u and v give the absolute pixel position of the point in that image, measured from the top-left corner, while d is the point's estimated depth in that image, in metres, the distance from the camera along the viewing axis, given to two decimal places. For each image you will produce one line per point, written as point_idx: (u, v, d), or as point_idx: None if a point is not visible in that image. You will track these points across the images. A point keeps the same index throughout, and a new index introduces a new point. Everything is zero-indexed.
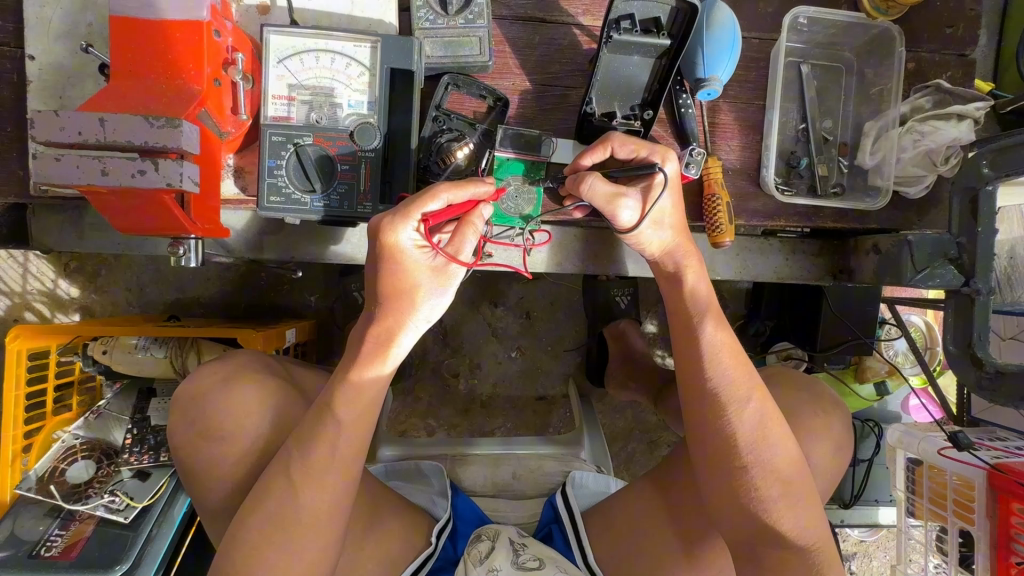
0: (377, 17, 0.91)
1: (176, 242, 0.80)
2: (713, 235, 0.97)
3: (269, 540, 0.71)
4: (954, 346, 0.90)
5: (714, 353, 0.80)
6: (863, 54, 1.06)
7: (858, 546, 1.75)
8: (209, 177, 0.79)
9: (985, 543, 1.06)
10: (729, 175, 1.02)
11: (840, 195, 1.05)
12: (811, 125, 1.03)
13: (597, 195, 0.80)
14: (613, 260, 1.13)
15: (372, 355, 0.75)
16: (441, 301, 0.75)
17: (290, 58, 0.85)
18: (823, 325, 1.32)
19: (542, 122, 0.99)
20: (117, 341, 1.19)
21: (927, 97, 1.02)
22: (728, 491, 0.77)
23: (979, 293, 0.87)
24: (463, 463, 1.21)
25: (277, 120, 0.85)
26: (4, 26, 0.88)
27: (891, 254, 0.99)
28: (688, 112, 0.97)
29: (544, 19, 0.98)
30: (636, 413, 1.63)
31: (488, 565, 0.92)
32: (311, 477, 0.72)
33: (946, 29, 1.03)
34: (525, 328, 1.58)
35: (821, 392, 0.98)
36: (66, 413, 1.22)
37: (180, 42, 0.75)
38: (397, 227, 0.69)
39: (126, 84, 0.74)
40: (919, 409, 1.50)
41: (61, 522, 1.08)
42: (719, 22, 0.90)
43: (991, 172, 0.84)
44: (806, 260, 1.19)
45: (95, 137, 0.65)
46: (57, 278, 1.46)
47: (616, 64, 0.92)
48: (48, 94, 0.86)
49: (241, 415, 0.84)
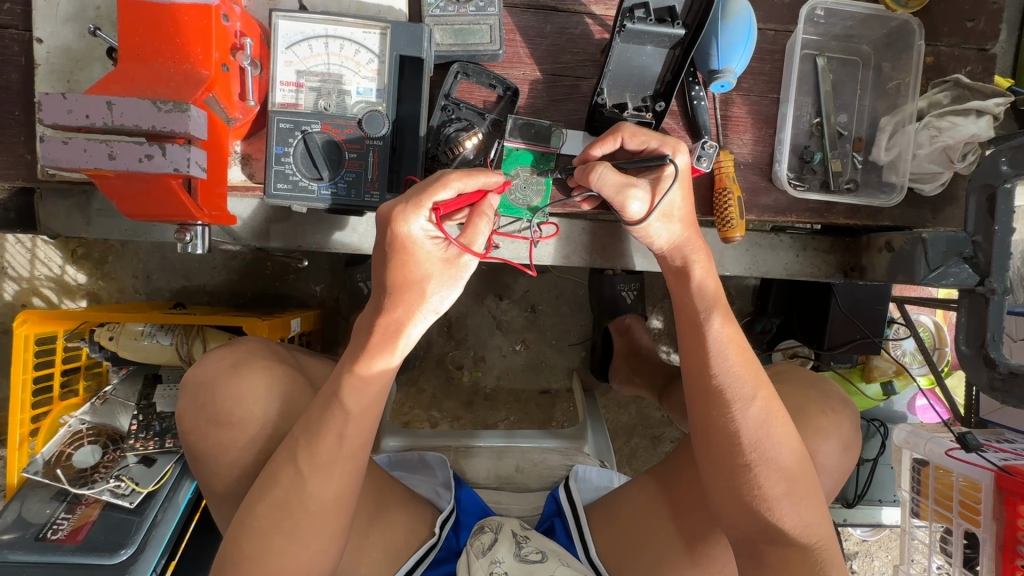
0: (387, 4, 0.89)
1: (182, 228, 0.79)
2: (724, 230, 0.96)
3: (277, 529, 0.72)
4: (966, 347, 0.87)
5: (720, 347, 0.79)
6: (881, 48, 1.04)
7: (860, 546, 1.74)
8: (216, 163, 0.79)
9: (989, 545, 1.06)
10: (741, 169, 1.01)
11: (853, 191, 1.03)
12: (825, 119, 1.02)
13: (605, 184, 0.80)
14: (621, 254, 1.12)
15: (380, 346, 0.73)
16: (451, 293, 0.73)
17: (299, 43, 0.84)
18: (831, 323, 1.31)
19: (552, 112, 0.98)
20: (123, 328, 1.19)
21: (945, 93, 1.00)
22: (734, 487, 0.77)
23: (994, 293, 0.85)
24: (467, 454, 1.21)
25: (285, 107, 0.85)
26: (12, 8, 0.87)
27: (903, 253, 0.98)
28: (700, 103, 0.96)
29: (556, 8, 0.97)
30: (641, 408, 1.62)
31: (491, 557, 0.91)
32: (317, 466, 0.72)
33: (967, 22, 1.01)
34: (530, 322, 1.57)
35: (831, 392, 0.97)
36: (72, 399, 1.24)
37: (188, 25, 0.74)
38: (408, 217, 0.68)
39: (133, 67, 0.73)
40: (926, 410, 1.50)
41: (67, 506, 1.09)
42: (734, 12, 0.88)
43: (1008, 169, 0.81)
44: (818, 257, 1.17)
45: (103, 120, 0.64)
46: (65, 264, 1.46)
47: (629, 54, 0.91)
48: (56, 77, 0.86)
49: (249, 403, 0.84)
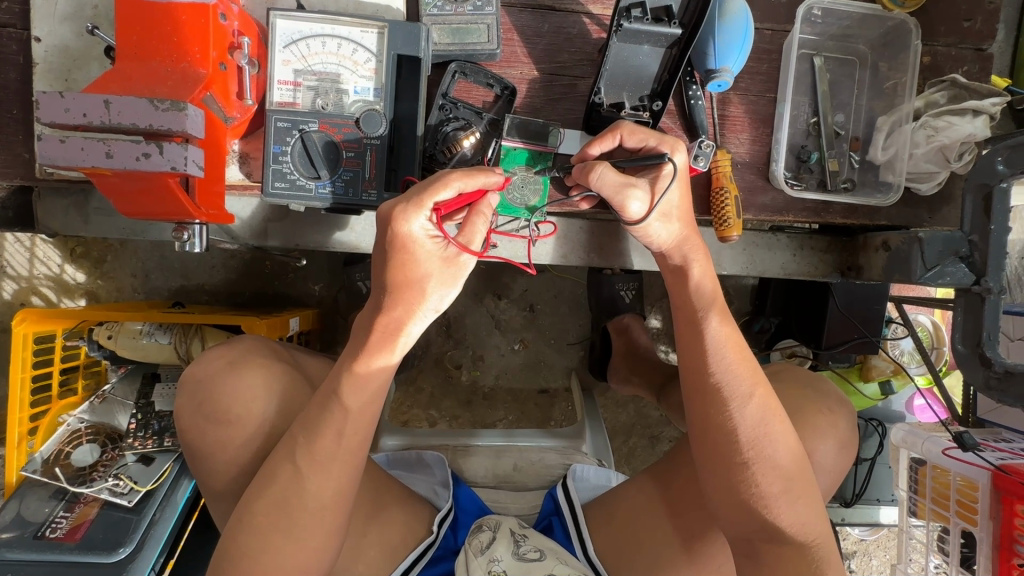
0: (384, 4, 0.90)
1: (180, 227, 0.79)
2: (721, 229, 0.96)
3: (276, 526, 0.72)
4: (963, 345, 0.87)
5: (718, 346, 0.79)
6: (878, 48, 1.05)
7: (858, 546, 1.75)
8: (214, 161, 0.79)
9: (987, 544, 1.06)
10: (738, 168, 1.01)
11: (850, 190, 1.03)
12: (822, 118, 1.02)
13: (605, 183, 0.80)
14: (619, 253, 1.12)
15: (379, 345, 0.74)
16: (451, 292, 0.73)
17: (297, 42, 0.84)
18: (829, 322, 1.31)
19: (549, 112, 0.98)
20: (122, 326, 1.19)
21: (941, 92, 1.00)
22: (731, 485, 0.77)
23: (990, 292, 0.85)
24: (465, 453, 1.21)
25: (283, 105, 0.85)
26: (10, 7, 0.88)
27: (901, 252, 0.98)
28: (697, 103, 0.96)
29: (553, 7, 0.97)
30: (639, 408, 1.63)
31: (489, 555, 0.91)
32: (315, 464, 0.73)
33: (963, 22, 1.01)
34: (529, 321, 1.57)
35: (828, 390, 0.98)
36: (71, 397, 1.24)
37: (186, 25, 0.74)
38: (409, 216, 0.68)
39: (130, 66, 0.73)
40: (925, 410, 1.51)
41: (65, 504, 1.09)
42: (731, 12, 0.88)
43: (1005, 169, 0.81)
44: (815, 257, 1.18)
45: (101, 118, 0.64)
46: (64, 263, 1.46)
47: (625, 53, 0.91)
48: (53, 76, 0.86)
49: (247, 401, 0.84)
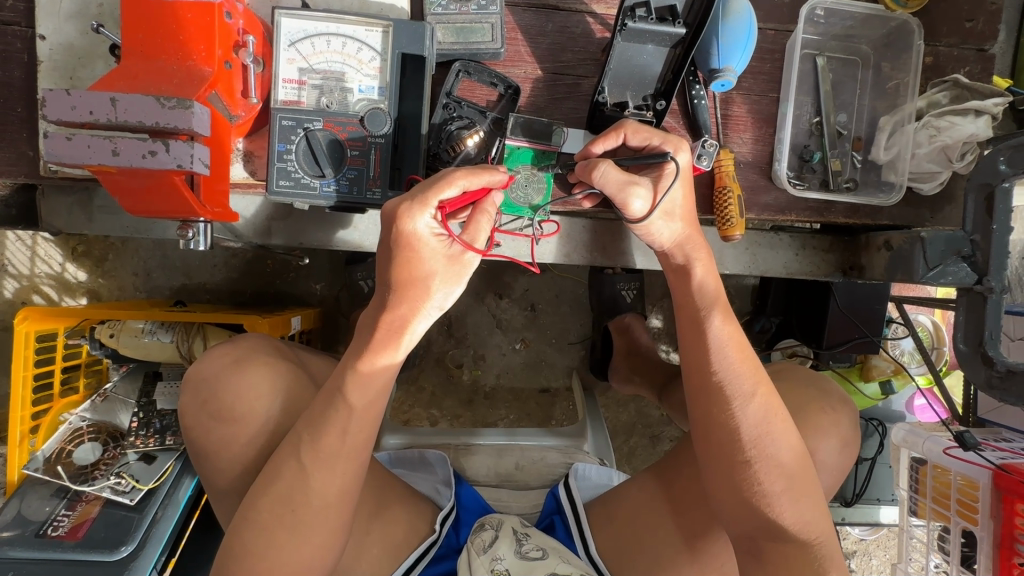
0: (389, 3, 0.90)
1: (185, 225, 0.79)
2: (724, 228, 0.96)
3: (280, 523, 0.72)
4: (964, 345, 0.87)
5: (721, 345, 0.80)
6: (880, 48, 1.05)
7: (858, 545, 1.75)
8: (219, 159, 0.79)
9: (988, 543, 1.06)
10: (741, 168, 1.01)
11: (853, 190, 1.04)
12: (824, 118, 1.02)
13: (609, 182, 0.79)
14: (621, 253, 1.13)
15: (384, 343, 0.74)
16: (455, 290, 0.74)
17: (302, 41, 0.84)
18: (831, 321, 1.32)
19: (553, 111, 0.98)
20: (124, 325, 1.19)
21: (943, 92, 1.01)
22: (733, 483, 0.77)
23: (992, 291, 0.85)
24: (467, 452, 1.21)
25: (287, 104, 0.85)
26: (14, 5, 0.87)
27: (902, 251, 0.98)
28: (701, 103, 0.97)
29: (557, 7, 0.97)
30: (640, 407, 1.63)
31: (492, 554, 0.92)
32: (319, 461, 0.73)
33: (965, 22, 1.02)
34: (530, 320, 1.57)
35: (830, 389, 0.98)
36: (73, 396, 1.24)
37: (192, 23, 0.74)
38: (414, 215, 0.68)
39: (136, 65, 0.73)
40: (925, 410, 1.51)
41: (67, 502, 1.09)
42: (735, 12, 0.88)
43: (1007, 169, 0.82)
44: (817, 256, 1.18)
45: (107, 116, 0.64)
46: (65, 261, 1.46)
47: (629, 53, 0.91)
48: (58, 75, 0.86)
49: (251, 399, 0.84)
